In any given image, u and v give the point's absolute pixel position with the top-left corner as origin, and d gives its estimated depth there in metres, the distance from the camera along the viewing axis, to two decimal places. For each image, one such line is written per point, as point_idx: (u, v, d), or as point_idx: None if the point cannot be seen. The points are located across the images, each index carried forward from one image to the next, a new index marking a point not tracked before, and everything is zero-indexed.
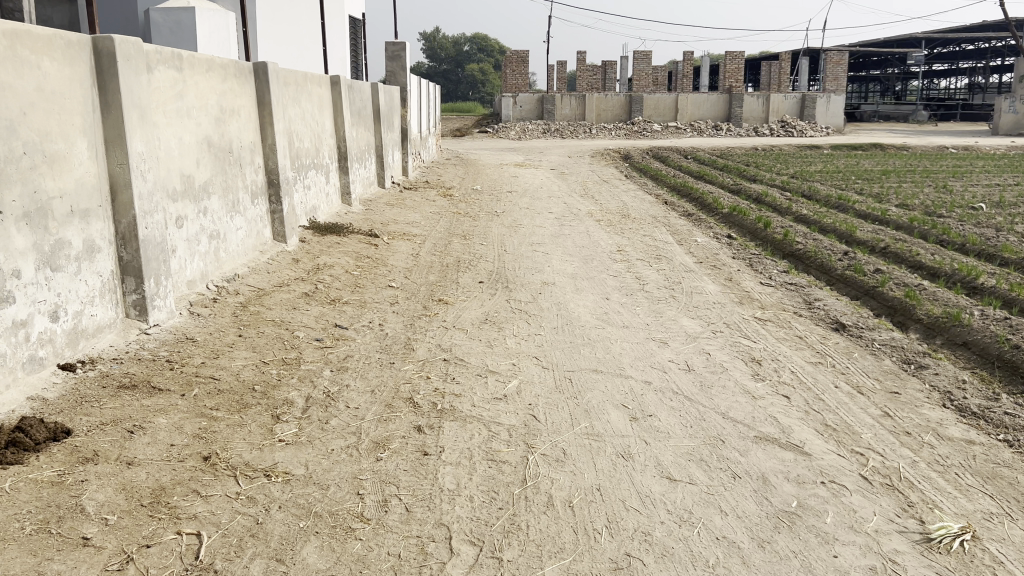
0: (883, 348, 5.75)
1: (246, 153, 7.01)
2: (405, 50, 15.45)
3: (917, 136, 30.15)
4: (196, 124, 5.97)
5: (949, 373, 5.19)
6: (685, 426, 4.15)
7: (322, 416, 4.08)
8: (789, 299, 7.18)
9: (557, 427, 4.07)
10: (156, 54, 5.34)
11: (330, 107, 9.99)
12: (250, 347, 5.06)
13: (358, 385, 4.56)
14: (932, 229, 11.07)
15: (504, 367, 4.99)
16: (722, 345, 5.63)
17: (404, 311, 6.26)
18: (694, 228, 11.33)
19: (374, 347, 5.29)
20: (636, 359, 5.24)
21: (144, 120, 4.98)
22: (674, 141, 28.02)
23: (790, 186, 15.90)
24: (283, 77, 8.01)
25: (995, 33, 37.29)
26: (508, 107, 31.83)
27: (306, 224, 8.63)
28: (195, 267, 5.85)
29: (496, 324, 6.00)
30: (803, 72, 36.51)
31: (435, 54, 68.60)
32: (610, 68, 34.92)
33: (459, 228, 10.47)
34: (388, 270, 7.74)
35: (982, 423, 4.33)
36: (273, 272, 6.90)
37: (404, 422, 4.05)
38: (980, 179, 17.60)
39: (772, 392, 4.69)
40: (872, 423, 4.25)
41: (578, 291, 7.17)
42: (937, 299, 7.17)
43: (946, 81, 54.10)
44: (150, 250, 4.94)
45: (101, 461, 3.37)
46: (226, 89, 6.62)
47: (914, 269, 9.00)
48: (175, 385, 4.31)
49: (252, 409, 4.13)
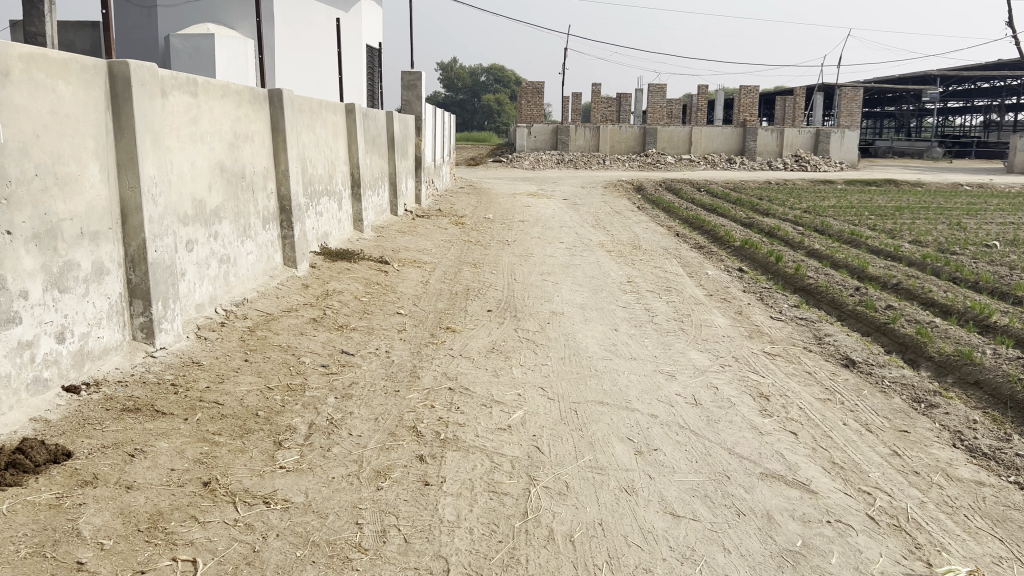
0: (893, 386, 5.69)
1: (258, 179, 7.05)
2: (421, 80, 15.60)
3: (932, 173, 30.09)
4: (209, 150, 6.03)
5: (959, 413, 5.12)
6: (690, 461, 4.10)
7: (324, 444, 4.06)
8: (799, 334, 7.13)
9: (560, 459, 4.03)
10: (171, 80, 5.41)
11: (345, 134, 10.07)
12: (256, 372, 5.06)
13: (362, 412, 4.54)
14: (945, 266, 11.01)
15: (509, 397, 4.96)
16: (730, 379, 5.58)
17: (411, 339, 6.25)
18: (705, 261, 11.31)
19: (380, 374, 5.27)
20: (643, 392, 5.20)
21: (157, 144, 5.03)
22: (686, 174, 28.08)
23: (802, 220, 15.87)
24: (298, 104, 8.08)
25: (1010, 71, 37.33)
26: (523, 137, 32.03)
27: (317, 249, 8.66)
28: (204, 291, 5.87)
29: (503, 353, 5.98)
30: (817, 107, 36.63)
31: (452, 83, 69.26)
32: (624, 101, 35.13)
33: (470, 256, 10.48)
34: (396, 297, 7.74)
35: (993, 464, 4.26)
36: (282, 297, 6.91)
37: (406, 451, 4.03)
38: (994, 217, 17.52)
39: (779, 428, 4.64)
40: (881, 462, 4.19)
41: (586, 322, 7.15)
42: (949, 337, 7.11)
43: (961, 118, 54.13)
44: (159, 273, 4.96)
45: (100, 484, 3.36)
46: (240, 115, 6.68)
47: (926, 307, 8.94)
48: (179, 409, 4.30)
49: (255, 434, 4.11)
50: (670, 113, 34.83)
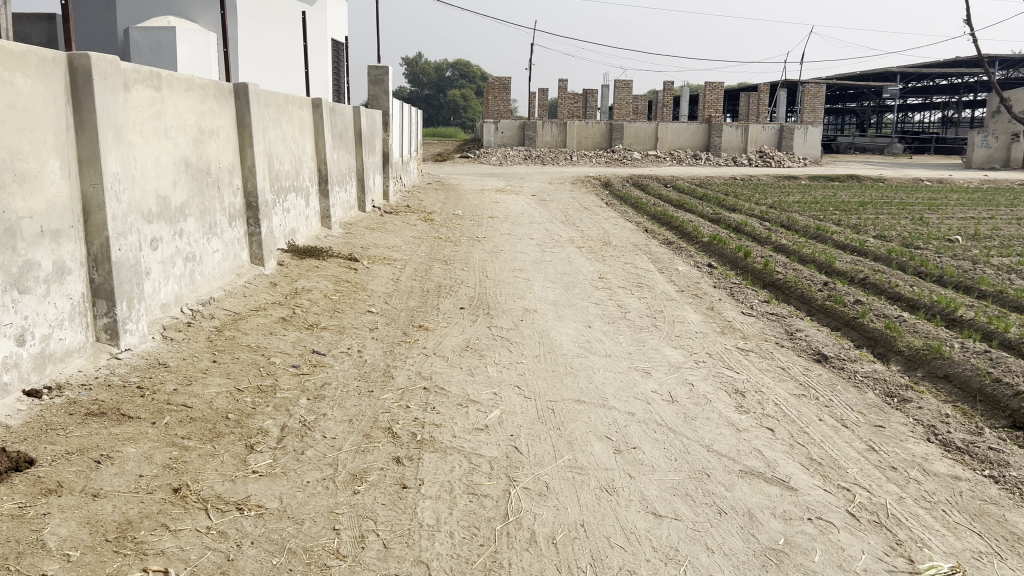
0: (865, 381, 5.72)
1: (224, 175, 6.90)
2: (388, 74, 15.44)
3: (894, 169, 30.57)
4: (173, 145, 5.88)
5: (932, 407, 5.15)
6: (669, 459, 4.07)
7: (298, 447, 3.96)
8: (771, 330, 7.15)
9: (539, 459, 3.98)
10: (134, 73, 5.26)
11: (311, 129, 9.91)
12: (225, 373, 4.94)
13: (336, 414, 4.45)
14: (910, 261, 11.15)
15: (485, 396, 4.90)
16: (705, 375, 5.57)
17: (383, 337, 6.15)
18: (674, 257, 11.34)
19: (352, 374, 5.18)
20: (618, 389, 5.17)
21: (120, 139, 4.89)
22: (653, 170, 28.20)
23: (768, 215, 16.00)
24: (264, 98, 7.92)
25: (967, 69, 38.04)
26: (490, 133, 31.82)
27: (285, 247, 8.51)
28: (169, 290, 5.72)
29: (477, 351, 5.91)
30: (781, 103, 37.03)
31: (417, 79, 68.91)
32: (590, 97, 35.17)
33: (441, 253, 10.40)
34: (367, 294, 7.64)
35: (967, 458, 4.29)
36: (250, 295, 6.78)
37: (382, 453, 3.95)
38: (954, 211, 17.83)
39: (756, 424, 4.63)
40: (858, 458, 4.20)
41: (559, 319, 7.11)
42: (918, 331, 7.18)
43: (920, 115, 55.04)
44: (123, 272, 4.82)
45: (64, 493, 3.23)
46: (205, 109, 6.53)
47: (893, 301, 9.05)
48: (146, 413, 4.17)
49: (225, 438, 4.01)
50: (636, 109, 34.96)
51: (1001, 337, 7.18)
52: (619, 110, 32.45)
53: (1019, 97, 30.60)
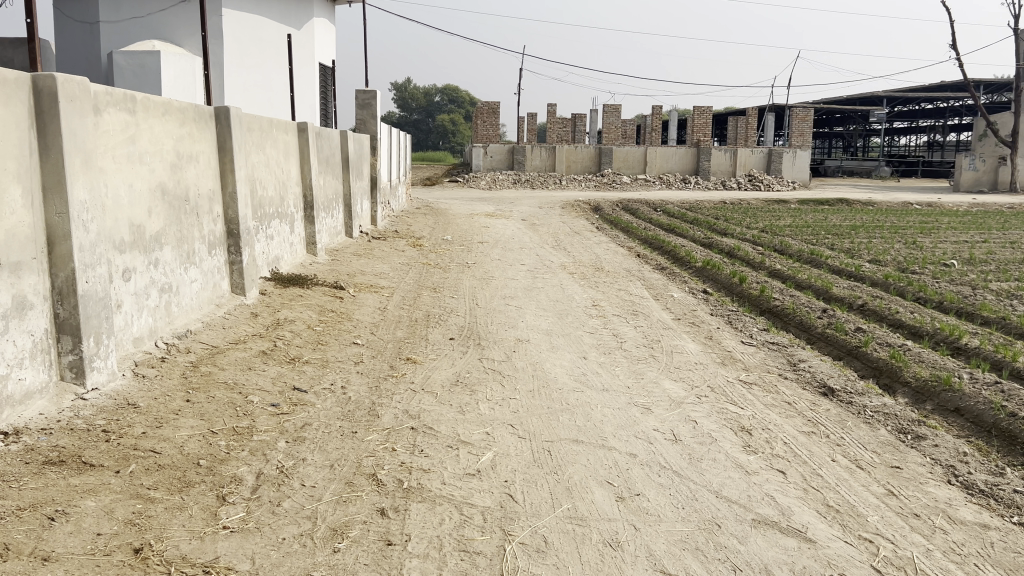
0: (875, 416, 5.45)
1: (203, 202, 6.61)
2: (376, 99, 15.19)
3: (884, 191, 30.53)
4: (148, 171, 5.60)
5: (949, 445, 4.88)
6: (676, 508, 3.78)
7: (274, 497, 3.66)
8: (773, 360, 6.88)
9: (536, 509, 3.68)
10: (105, 96, 4.99)
11: (296, 154, 9.64)
12: (199, 414, 4.62)
13: (316, 458, 4.14)
14: (908, 286, 10.94)
15: (476, 437, 4.59)
16: (708, 412, 5.28)
17: (369, 371, 5.85)
18: (669, 283, 11.09)
19: (335, 414, 4.86)
20: (618, 428, 4.87)
21: (89, 164, 4.61)
22: (643, 194, 28.02)
23: (761, 240, 15.81)
24: (246, 122, 7.65)
25: (953, 92, 38.23)
26: (479, 158, 31.72)
27: (267, 275, 8.20)
28: (142, 323, 5.41)
29: (467, 386, 5.61)
30: (768, 127, 37.01)
31: (406, 104, 68.95)
32: (579, 121, 35.09)
33: (430, 280, 10.10)
34: (353, 325, 7.33)
35: (993, 503, 4.03)
36: (229, 327, 6.47)
37: (365, 504, 3.64)
38: (947, 235, 17.68)
39: (765, 467, 4.35)
40: (877, 504, 3.92)
41: (554, 350, 6.82)
42: (924, 361, 6.93)
43: (906, 139, 55.34)
44: (90, 306, 4.52)
45: (10, 557, 2.91)
46: (184, 133, 6.26)
47: (895, 328, 8.81)
48: (110, 460, 3.83)
49: (195, 488, 3.68)
50: (625, 133, 34.92)
51: (1010, 366, 6.94)
52: (608, 134, 32.36)
53: (1005, 121, 30.71)
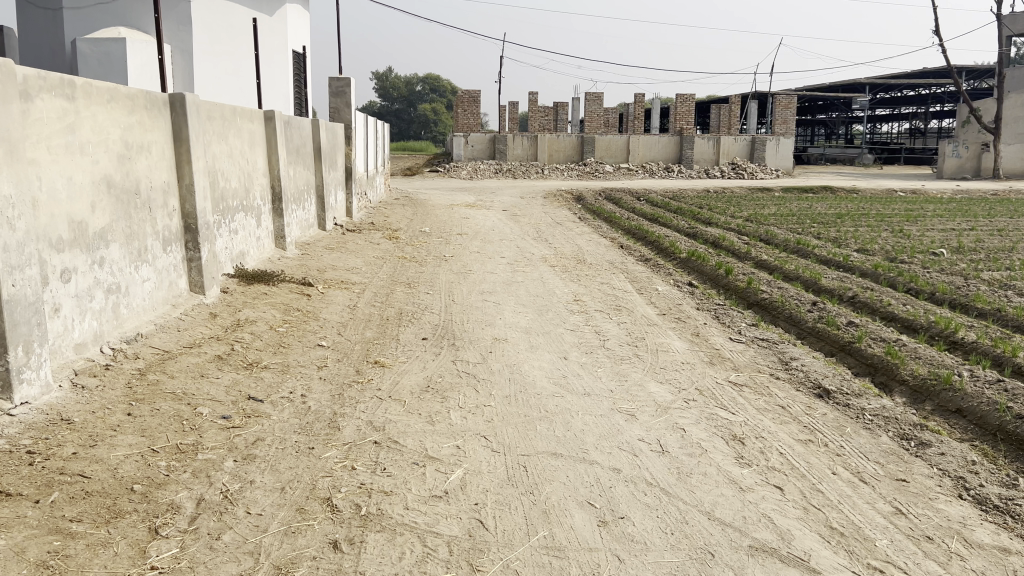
0: (875, 420, 5.10)
1: (156, 196, 6.16)
2: (350, 86, 14.70)
3: (868, 179, 30.28)
4: (91, 163, 5.15)
5: (956, 453, 4.53)
6: (664, 533, 3.41)
7: (215, 529, 3.25)
8: (763, 358, 6.52)
9: (509, 538, 3.30)
10: (38, 80, 4.54)
11: (262, 143, 9.17)
12: (140, 430, 4.19)
13: (266, 481, 3.73)
14: (899, 277, 10.63)
15: (445, 452, 4.19)
16: (697, 418, 4.90)
17: (333, 377, 5.43)
18: (653, 275, 10.72)
19: (292, 427, 4.45)
20: (600, 438, 4.49)
21: (14, 156, 4.18)
22: (625, 184, 27.65)
23: (746, 229, 15.44)
24: (205, 110, 7.18)
25: (936, 79, 38.06)
26: (460, 146, 31.26)
27: (231, 271, 7.76)
28: (85, 328, 4.98)
29: (438, 392, 5.22)
30: (752, 115, 36.71)
31: (387, 93, 68.06)
32: (561, 109, 34.63)
33: (405, 275, 9.67)
34: (319, 325, 6.91)
35: (1009, 521, 3.69)
36: (185, 330, 6.04)
37: (317, 536, 3.24)
38: (935, 223, 17.41)
39: (761, 482, 3.99)
40: (885, 525, 3.57)
41: (532, 349, 6.44)
42: (921, 357, 6.59)
43: (888, 126, 55.27)
44: (19, 312, 4.08)
45: None
46: (133, 121, 5.80)
47: (887, 322, 8.48)
48: (31, 487, 3.40)
49: (126, 519, 3.27)
50: (607, 122, 34.55)
51: (1012, 363, 6.62)
52: (590, 123, 31.92)
53: (988, 107, 30.50)
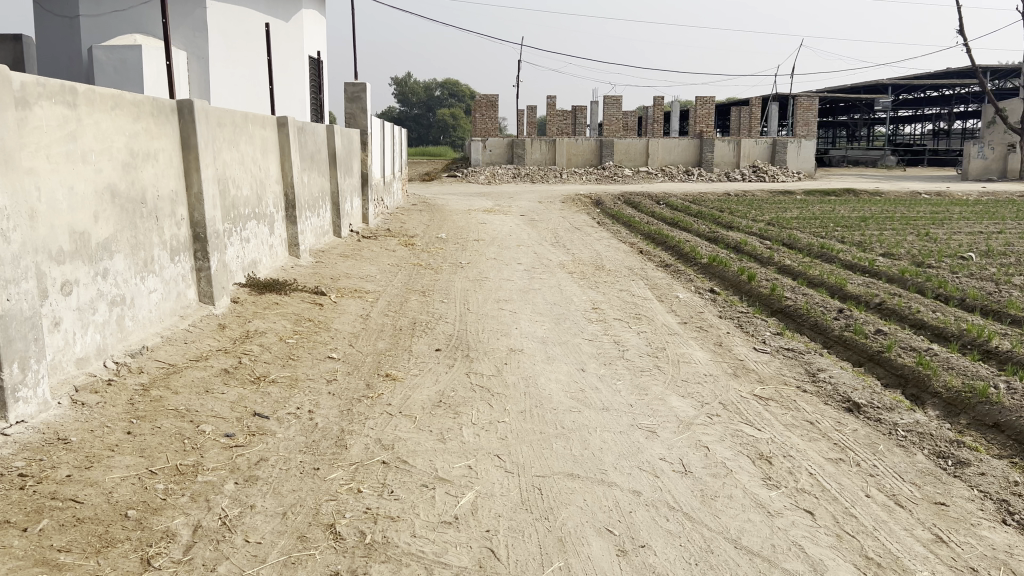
0: (908, 436, 4.85)
1: (164, 205, 6.02)
2: (366, 91, 14.55)
3: (892, 181, 29.79)
4: (94, 172, 5.01)
5: (996, 472, 4.28)
6: (688, 565, 3.20)
7: (210, 560, 3.07)
8: (789, 370, 6.27)
9: (521, 570, 3.10)
10: (37, 87, 4.40)
11: (275, 149, 9.02)
12: (139, 450, 4.03)
13: (268, 505, 3.55)
14: (927, 282, 10.31)
15: (456, 473, 3.99)
16: (721, 435, 4.68)
17: (342, 392, 5.24)
18: (674, 282, 10.47)
19: (297, 445, 4.27)
20: (620, 458, 4.27)
21: (11, 165, 4.03)
22: (645, 187, 27.34)
23: (768, 233, 15.15)
24: (215, 116, 7.04)
25: (960, 79, 37.44)
26: (478, 152, 31.08)
27: (242, 280, 7.61)
28: (88, 341, 4.83)
29: (451, 407, 5.02)
30: (773, 117, 36.26)
31: (406, 99, 68.01)
32: (579, 114, 34.38)
33: (419, 283, 9.49)
34: (330, 336, 6.74)
35: None
36: (192, 343, 5.88)
37: (317, 567, 3.06)
38: (961, 226, 17.03)
39: (790, 505, 3.76)
40: (925, 555, 3.34)
41: (549, 361, 6.23)
42: (954, 367, 6.31)
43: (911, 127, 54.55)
44: (13, 327, 3.92)
45: None
46: (139, 128, 5.66)
47: (917, 329, 8.20)
48: (20, 514, 3.23)
49: (117, 548, 3.10)
50: (625, 126, 34.27)
51: None
52: (608, 126, 31.66)
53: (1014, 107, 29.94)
